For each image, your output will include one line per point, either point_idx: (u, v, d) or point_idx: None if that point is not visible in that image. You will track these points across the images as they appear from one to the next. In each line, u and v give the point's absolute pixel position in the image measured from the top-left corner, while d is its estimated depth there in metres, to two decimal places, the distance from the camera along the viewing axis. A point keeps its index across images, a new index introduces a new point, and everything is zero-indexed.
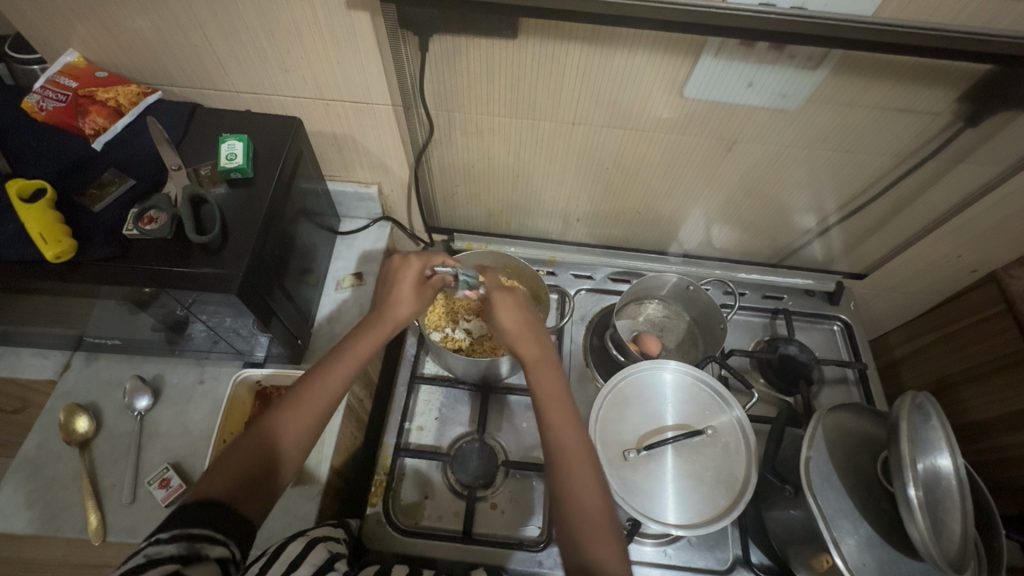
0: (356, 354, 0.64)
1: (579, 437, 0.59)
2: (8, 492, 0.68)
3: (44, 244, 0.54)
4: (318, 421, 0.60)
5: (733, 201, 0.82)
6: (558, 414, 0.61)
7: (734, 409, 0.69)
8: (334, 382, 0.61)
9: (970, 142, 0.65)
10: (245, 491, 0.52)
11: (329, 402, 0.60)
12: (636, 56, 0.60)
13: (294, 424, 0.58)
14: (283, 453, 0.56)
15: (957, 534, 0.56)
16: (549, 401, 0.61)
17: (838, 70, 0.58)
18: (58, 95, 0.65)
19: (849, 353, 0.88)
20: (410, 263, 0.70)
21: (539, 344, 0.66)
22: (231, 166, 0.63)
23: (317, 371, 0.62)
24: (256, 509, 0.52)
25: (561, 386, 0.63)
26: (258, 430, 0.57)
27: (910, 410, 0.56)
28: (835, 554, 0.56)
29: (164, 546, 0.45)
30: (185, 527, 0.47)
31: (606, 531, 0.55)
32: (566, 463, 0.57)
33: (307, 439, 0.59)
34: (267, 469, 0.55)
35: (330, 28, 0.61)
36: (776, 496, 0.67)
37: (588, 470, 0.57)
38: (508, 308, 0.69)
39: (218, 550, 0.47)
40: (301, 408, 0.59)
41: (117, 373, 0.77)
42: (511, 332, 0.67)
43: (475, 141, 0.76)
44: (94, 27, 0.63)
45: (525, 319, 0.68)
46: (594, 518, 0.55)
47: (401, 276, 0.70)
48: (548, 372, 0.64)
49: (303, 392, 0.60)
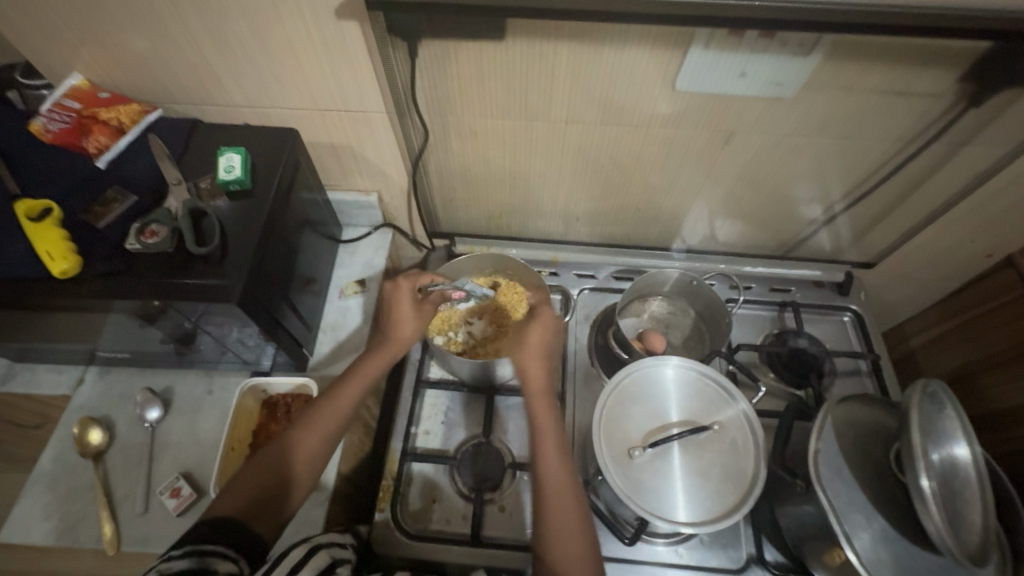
0: (360, 378, 0.65)
1: (564, 469, 0.60)
2: (27, 505, 0.70)
3: (51, 261, 0.56)
4: (329, 440, 0.61)
5: (735, 193, 0.81)
6: (549, 443, 0.61)
7: (740, 402, 0.68)
8: (343, 401, 0.62)
9: (974, 123, 0.64)
10: (257, 508, 0.53)
11: (337, 421, 0.61)
12: (626, 52, 0.59)
13: (301, 445, 0.58)
14: (297, 472, 0.57)
15: (977, 526, 0.54)
16: (543, 435, 0.62)
17: (832, 56, 0.57)
18: (62, 116, 0.68)
19: (862, 343, 0.86)
20: (400, 287, 0.70)
21: (545, 378, 0.66)
22: (229, 178, 0.64)
23: (327, 393, 0.63)
24: (268, 526, 0.53)
25: (554, 421, 0.63)
26: (272, 448, 0.58)
27: (920, 400, 0.55)
28: (848, 549, 0.55)
29: (177, 561, 0.45)
30: (196, 544, 0.47)
31: (583, 558, 0.55)
32: (551, 494, 0.58)
33: (319, 457, 0.59)
34: (281, 485, 0.56)
35: (322, 39, 0.62)
36: (788, 491, 0.65)
37: (568, 495, 0.58)
38: (544, 325, 0.68)
39: (228, 564, 0.47)
40: (312, 427, 0.60)
41: (129, 386, 0.78)
42: (530, 355, 0.67)
43: (471, 144, 0.76)
44: (96, 49, 0.65)
45: (548, 348, 0.68)
46: (569, 546, 0.55)
47: (396, 299, 0.70)
48: (545, 405, 0.64)
49: (314, 412, 0.61)
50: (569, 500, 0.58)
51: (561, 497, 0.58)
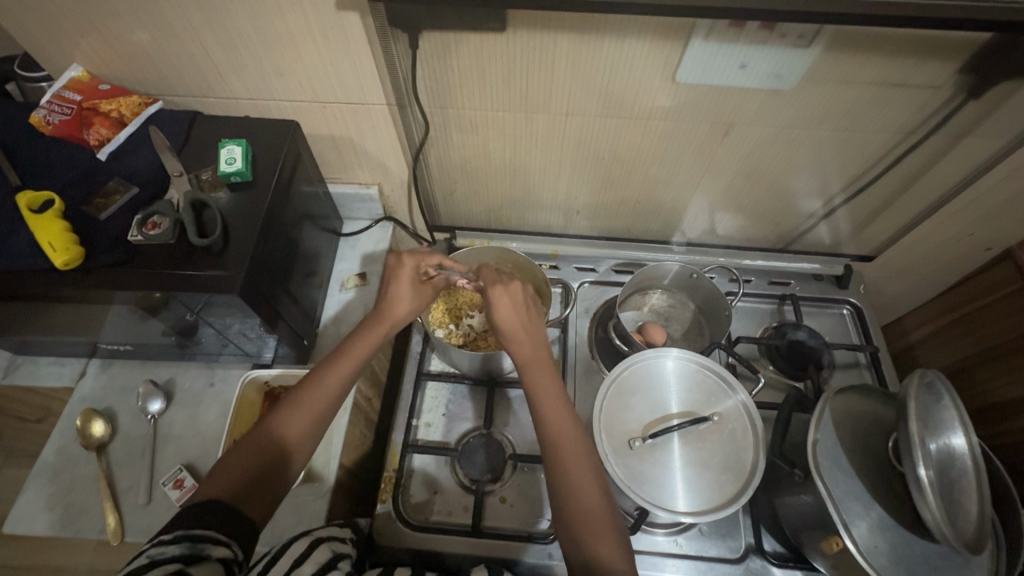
0: (351, 356, 0.64)
1: (574, 440, 0.59)
2: (30, 497, 0.70)
3: (53, 252, 0.56)
4: (319, 418, 0.60)
5: (735, 186, 0.81)
6: (553, 414, 0.60)
7: (739, 393, 0.68)
8: (330, 382, 0.62)
9: (974, 115, 0.64)
10: (247, 492, 0.53)
11: (327, 400, 0.61)
12: (626, 43, 0.59)
13: (292, 426, 0.58)
14: (286, 455, 0.57)
15: (973, 514, 0.55)
16: (546, 406, 0.61)
17: (831, 48, 0.57)
18: (62, 108, 0.67)
19: (860, 336, 0.87)
20: (404, 264, 0.69)
21: (535, 349, 0.64)
22: (230, 170, 0.64)
23: (315, 373, 0.62)
24: (258, 510, 0.53)
25: (559, 393, 0.62)
26: (260, 431, 0.58)
27: (918, 389, 0.55)
28: (846, 537, 0.55)
29: (167, 547, 0.45)
30: (188, 529, 0.47)
31: (607, 525, 0.54)
32: (565, 465, 0.57)
33: (309, 437, 0.59)
34: (272, 468, 0.55)
35: (322, 30, 0.62)
36: (787, 482, 0.66)
37: (580, 466, 0.57)
38: (503, 303, 0.64)
39: (220, 550, 0.46)
40: (301, 409, 0.59)
41: (131, 378, 0.79)
42: (510, 330, 0.64)
43: (472, 137, 0.76)
44: (95, 41, 0.65)
45: (523, 319, 0.65)
46: (593, 515, 0.55)
47: (398, 277, 0.69)
48: (544, 376, 0.63)
49: (302, 393, 0.61)
50: (585, 472, 0.57)
51: (575, 470, 0.57)
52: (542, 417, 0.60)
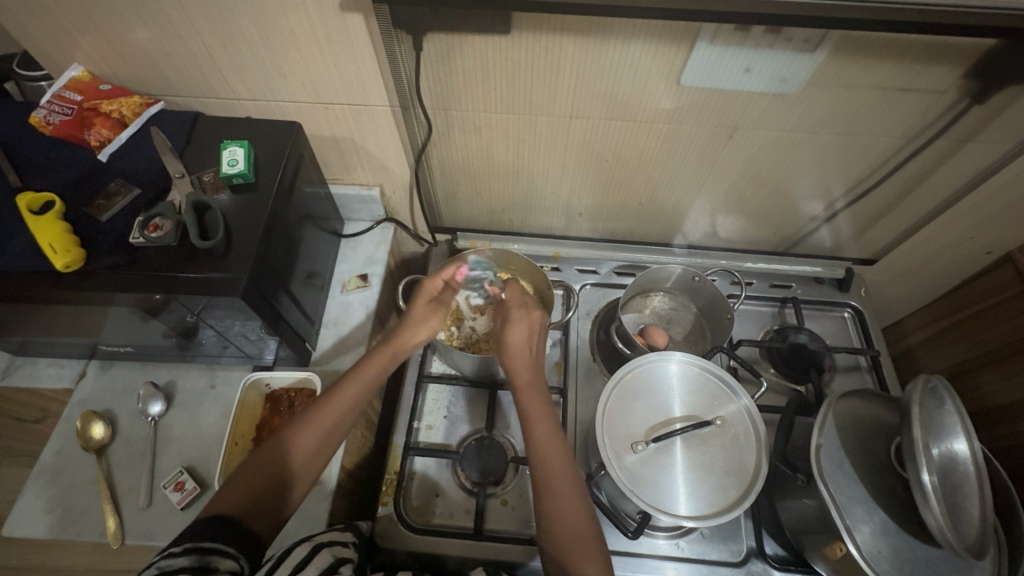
0: (364, 376, 0.63)
1: (563, 461, 0.59)
2: (29, 499, 0.70)
3: (53, 254, 0.55)
4: (329, 437, 0.59)
5: (738, 189, 0.81)
6: (544, 435, 0.60)
7: (742, 398, 0.68)
8: (340, 401, 0.61)
9: (978, 120, 0.64)
10: (252, 505, 0.52)
11: (338, 420, 0.60)
12: (631, 46, 0.59)
13: (301, 443, 0.57)
14: (295, 471, 0.56)
15: (976, 519, 0.55)
16: (539, 428, 0.61)
17: (837, 53, 0.57)
18: (63, 108, 0.67)
19: (861, 340, 0.87)
20: (420, 288, 0.71)
21: (532, 373, 0.64)
22: (232, 172, 0.64)
23: (328, 391, 0.62)
24: (265, 526, 0.52)
25: (549, 414, 0.63)
26: (270, 446, 0.57)
27: (922, 395, 0.55)
28: (849, 543, 0.55)
29: (177, 559, 0.45)
30: (197, 541, 0.47)
31: (593, 547, 0.54)
32: (550, 487, 0.58)
33: (318, 455, 0.58)
34: (277, 484, 0.55)
35: (326, 32, 0.61)
36: (789, 486, 0.66)
37: (567, 487, 0.58)
38: (521, 323, 0.66)
39: (228, 562, 0.47)
40: (312, 426, 0.58)
41: (131, 379, 0.78)
42: (513, 351, 0.65)
43: (474, 138, 0.76)
44: (97, 41, 0.65)
45: (533, 345, 0.66)
46: (579, 535, 0.55)
47: (417, 300, 0.71)
48: (536, 398, 0.63)
49: (314, 410, 0.60)
50: (573, 495, 0.57)
51: (562, 490, 0.57)
52: (532, 438, 0.61)
